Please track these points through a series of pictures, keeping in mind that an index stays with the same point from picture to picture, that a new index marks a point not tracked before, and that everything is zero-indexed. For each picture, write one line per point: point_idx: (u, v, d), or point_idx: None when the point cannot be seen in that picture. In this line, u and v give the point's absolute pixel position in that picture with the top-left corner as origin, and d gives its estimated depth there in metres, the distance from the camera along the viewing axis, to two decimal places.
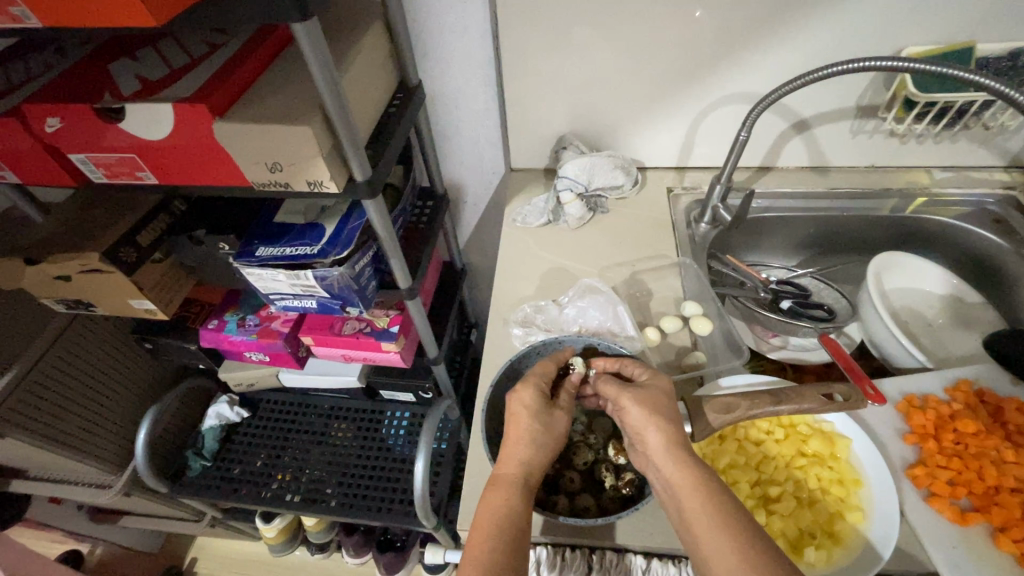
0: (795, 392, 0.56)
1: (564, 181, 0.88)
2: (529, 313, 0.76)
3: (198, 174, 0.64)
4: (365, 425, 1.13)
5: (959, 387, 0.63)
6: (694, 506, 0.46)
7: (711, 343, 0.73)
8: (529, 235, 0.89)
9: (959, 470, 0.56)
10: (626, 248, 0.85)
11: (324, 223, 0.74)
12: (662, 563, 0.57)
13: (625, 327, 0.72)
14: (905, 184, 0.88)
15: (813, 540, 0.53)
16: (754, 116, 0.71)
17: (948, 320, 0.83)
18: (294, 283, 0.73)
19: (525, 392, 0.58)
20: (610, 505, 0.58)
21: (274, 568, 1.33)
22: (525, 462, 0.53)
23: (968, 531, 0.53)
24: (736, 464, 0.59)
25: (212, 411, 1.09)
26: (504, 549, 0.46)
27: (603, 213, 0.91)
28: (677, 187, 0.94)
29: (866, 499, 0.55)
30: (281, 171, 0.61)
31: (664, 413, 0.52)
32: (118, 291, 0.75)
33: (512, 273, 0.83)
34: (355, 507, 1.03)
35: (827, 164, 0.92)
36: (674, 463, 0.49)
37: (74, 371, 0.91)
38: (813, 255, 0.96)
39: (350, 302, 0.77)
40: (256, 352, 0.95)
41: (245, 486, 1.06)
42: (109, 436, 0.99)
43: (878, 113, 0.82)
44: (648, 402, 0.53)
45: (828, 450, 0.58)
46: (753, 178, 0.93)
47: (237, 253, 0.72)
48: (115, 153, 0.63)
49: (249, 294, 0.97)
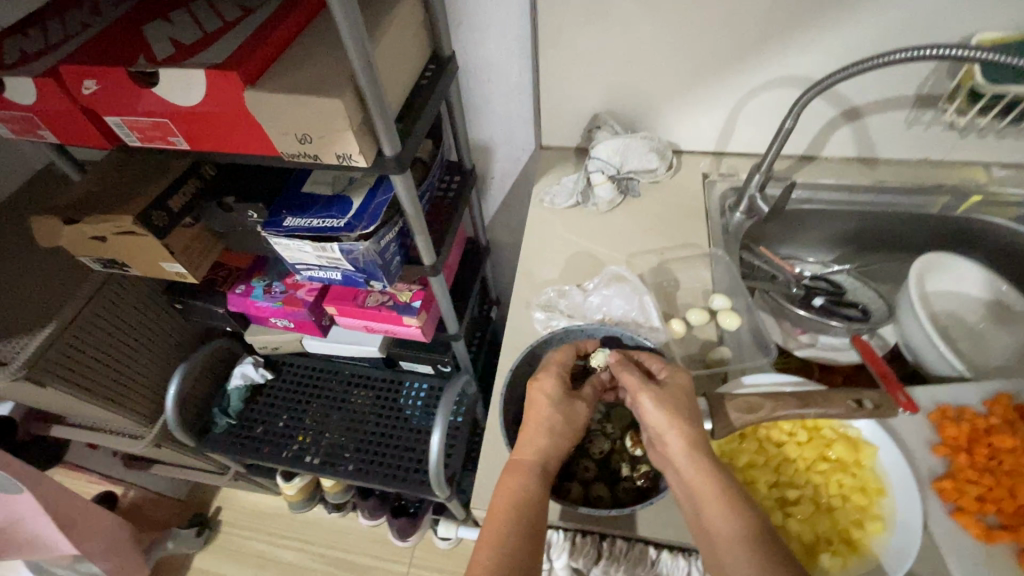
0: (823, 396, 0.55)
1: (597, 163, 0.86)
2: (553, 296, 0.75)
3: (229, 141, 0.64)
4: (384, 394, 1.15)
5: (998, 400, 0.60)
6: (713, 512, 0.46)
7: (737, 339, 0.71)
8: (557, 216, 0.87)
9: (990, 486, 0.54)
10: (656, 235, 0.82)
11: (351, 196, 0.74)
12: (672, 555, 0.57)
13: (650, 319, 0.71)
14: (960, 180, 0.83)
15: (829, 546, 0.53)
16: (803, 103, 0.68)
17: (990, 325, 0.79)
18: (320, 255, 0.73)
19: (545, 379, 0.57)
20: (624, 497, 0.58)
21: (293, 522, 1.39)
22: (541, 449, 0.53)
23: (993, 549, 0.52)
24: (755, 463, 0.58)
25: (237, 371, 1.13)
26: (519, 533, 0.47)
27: (634, 197, 0.89)
28: (713, 173, 0.91)
29: (888, 509, 0.54)
30: (310, 143, 0.61)
31: (687, 414, 0.52)
32: (151, 253, 0.77)
33: (537, 254, 0.82)
34: (372, 472, 1.07)
35: (875, 155, 0.87)
36: (698, 469, 0.48)
37: (110, 326, 0.95)
38: (851, 251, 0.92)
39: (374, 276, 0.77)
40: (281, 318, 0.97)
41: (268, 445, 1.10)
42: (142, 390, 1.04)
43: (938, 103, 0.77)
44: (669, 404, 0.52)
45: (852, 456, 0.57)
46: (793, 167, 0.89)
47: (266, 223, 0.73)
48: (148, 117, 0.63)
49: (276, 261, 0.98)
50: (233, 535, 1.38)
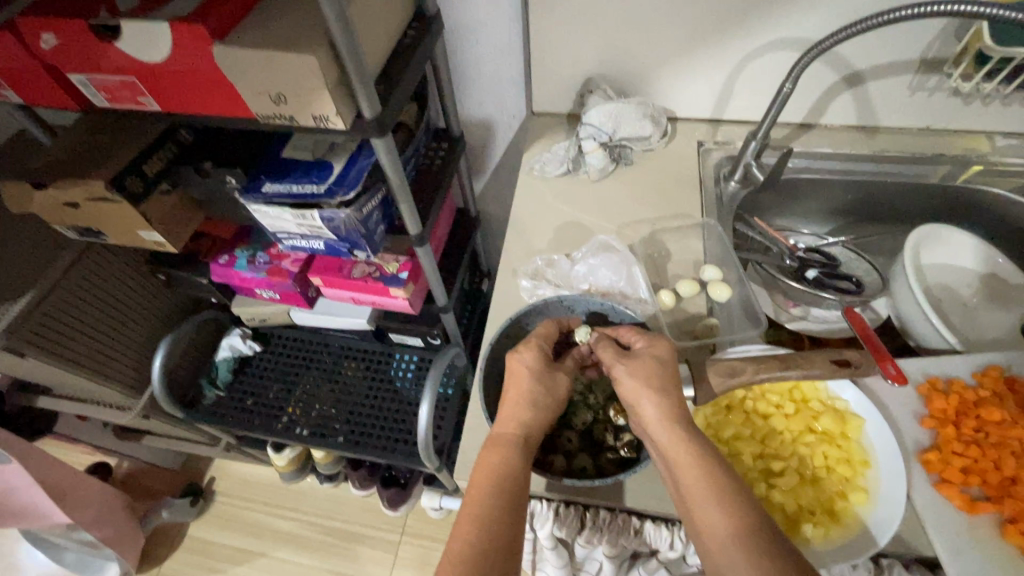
0: (804, 358, 0.54)
1: (588, 129, 0.82)
2: (540, 266, 0.74)
3: (200, 102, 0.61)
4: (374, 366, 1.14)
5: (989, 372, 0.60)
6: (691, 481, 0.45)
7: (727, 311, 0.70)
8: (547, 185, 0.84)
9: (975, 458, 0.54)
10: (648, 204, 0.80)
11: (332, 161, 0.71)
12: (655, 525, 0.58)
13: (637, 289, 0.70)
14: (961, 149, 0.81)
15: (812, 516, 0.52)
16: (802, 66, 0.65)
17: (984, 299, 0.78)
18: (300, 223, 0.71)
19: (525, 352, 0.56)
20: (608, 467, 0.58)
21: (286, 492, 1.40)
22: (523, 422, 0.52)
23: (976, 520, 0.52)
24: (741, 436, 0.58)
25: (225, 342, 1.12)
26: (499, 508, 0.47)
27: (626, 165, 0.86)
28: (709, 141, 0.88)
29: (873, 481, 0.54)
30: (285, 103, 0.58)
31: (660, 383, 0.51)
32: (126, 220, 0.74)
33: (526, 224, 0.80)
34: (362, 444, 1.06)
35: (877, 123, 0.84)
36: (673, 436, 0.48)
37: (91, 297, 0.93)
38: (848, 223, 0.90)
39: (358, 246, 0.75)
40: (267, 289, 0.95)
41: (257, 417, 1.10)
42: (128, 361, 1.02)
43: (944, 67, 0.74)
44: (642, 373, 0.52)
45: (839, 429, 0.56)
46: (792, 135, 0.86)
47: (244, 189, 0.71)
48: (114, 75, 0.60)
49: (260, 231, 0.95)
50: (226, 505, 1.39)
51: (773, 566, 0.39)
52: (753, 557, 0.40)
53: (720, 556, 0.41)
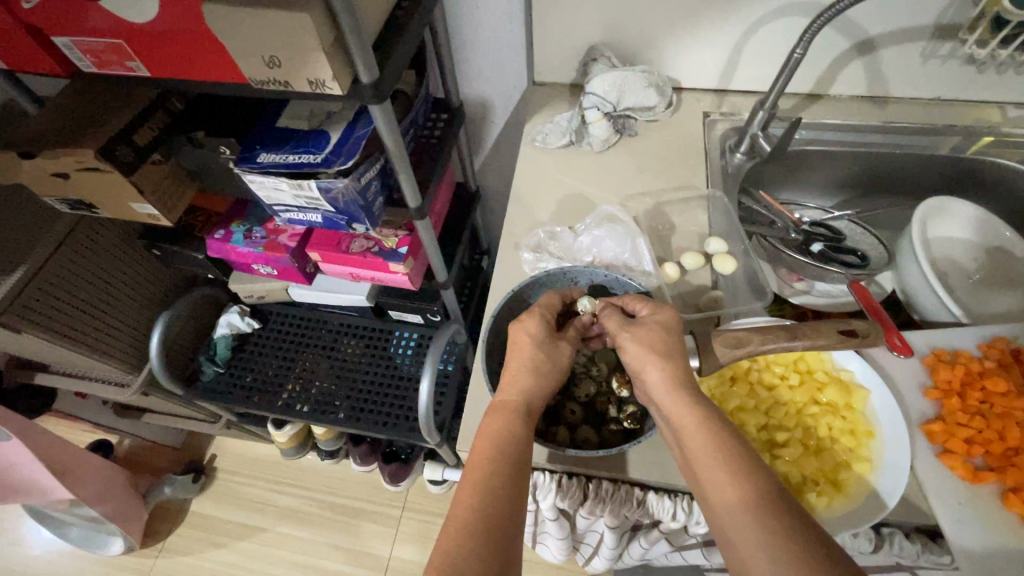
0: (812, 327, 0.53)
1: (592, 98, 0.80)
2: (542, 239, 0.72)
3: (190, 67, 0.59)
4: (374, 343, 1.13)
5: (994, 344, 0.59)
6: (696, 446, 0.45)
7: (732, 283, 0.69)
8: (549, 157, 0.83)
9: (979, 429, 0.54)
10: (652, 176, 0.79)
11: (328, 131, 0.69)
12: (658, 496, 0.58)
13: (642, 261, 0.69)
14: (972, 120, 0.80)
15: (815, 486, 0.52)
16: (814, 31, 0.63)
17: (991, 273, 0.77)
18: (297, 194, 0.69)
19: (528, 321, 0.56)
20: (611, 438, 0.58)
21: (287, 468, 1.41)
22: (525, 389, 0.52)
23: (977, 489, 0.52)
24: (746, 407, 0.57)
25: (223, 320, 1.10)
26: (501, 473, 0.46)
27: (630, 136, 0.84)
28: (714, 112, 0.86)
29: (877, 451, 0.53)
30: (279, 67, 0.56)
31: (664, 349, 0.51)
32: (118, 192, 0.72)
33: (527, 196, 0.78)
34: (362, 420, 1.06)
35: (886, 94, 0.83)
36: (678, 401, 0.48)
37: (84, 272, 0.91)
38: (854, 196, 0.89)
39: (356, 218, 0.74)
40: (264, 265, 0.94)
41: (257, 393, 1.09)
42: (125, 338, 1.01)
43: (958, 34, 0.72)
44: (647, 340, 0.51)
45: (844, 400, 0.56)
46: (799, 106, 0.84)
47: (238, 159, 0.69)
48: (100, 37, 0.57)
49: (256, 205, 0.94)
50: (228, 482, 1.40)
51: (779, 526, 0.40)
52: (760, 518, 0.40)
53: (727, 518, 0.42)
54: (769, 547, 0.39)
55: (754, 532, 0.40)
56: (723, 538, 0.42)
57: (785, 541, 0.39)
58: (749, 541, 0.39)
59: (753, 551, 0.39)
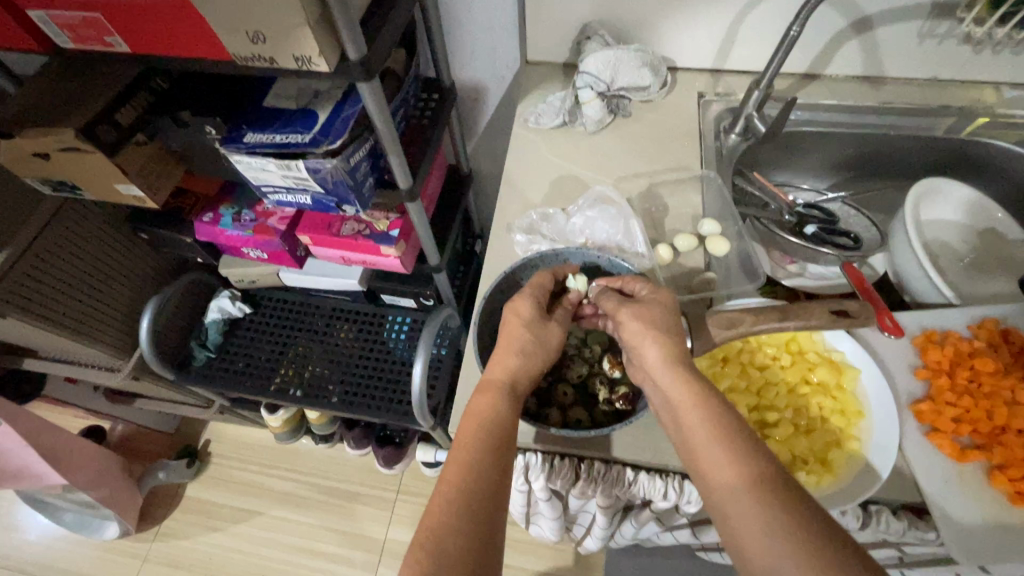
0: (804, 308, 0.53)
1: (585, 77, 0.78)
2: (535, 220, 0.72)
3: (172, 41, 0.57)
4: (366, 327, 1.13)
5: (984, 324, 0.60)
6: (694, 423, 0.46)
7: (725, 265, 0.69)
8: (541, 138, 0.81)
9: (967, 408, 0.54)
10: (646, 157, 0.78)
11: (316, 110, 0.67)
12: (650, 476, 0.58)
13: (635, 243, 0.68)
14: (968, 101, 0.79)
15: (805, 465, 0.53)
16: (812, 7, 0.62)
17: (982, 255, 0.77)
18: (285, 174, 0.68)
19: (520, 302, 0.56)
20: (603, 419, 0.58)
21: (282, 453, 1.41)
22: (510, 367, 0.53)
23: (964, 468, 0.53)
24: (737, 387, 0.57)
25: (213, 304, 1.09)
26: (487, 451, 0.47)
27: (625, 117, 0.83)
28: (710, 92, 0.84)
29: (865, 431, 0.54)
30: (264, 42, 0.54)
31: (663, 327, 0.52)
32: (102, 173, 0.71)
33: (519, 177, 0.77)
34: (356, 404, 1.06)
35: (883, 74, 0.82)
36: (676, 378, 0.49)
37: (70, 257, 0.89)
38: (849, 179, 0.88)
39: (346, 200, 0.72)
40: (254, 249, 0.93)
41: (249, 378, 1.09)
42: (115, 323, 1.00)
43: (956, 12, 0.71)
44: (647, 317, 0.53)
45: (835, 379, 0.56)
46: (795, 87, 0.83)
47: (224, 138, 0.67)
48: (77, 11, 0.55)
49: (244, 188, 0.92)
50: (223, 466, 1.40)
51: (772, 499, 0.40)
52: (753, 490, 0.41)
53: (723, 494, 0.42)
54: (764, 520, 0.39)
55: (748, 504, 0.40)
56: (715, 512, 0.42)
57: (778, 512, 0.39)
58: (742, 514, 0.40)
59: (748, 523, 0.40)
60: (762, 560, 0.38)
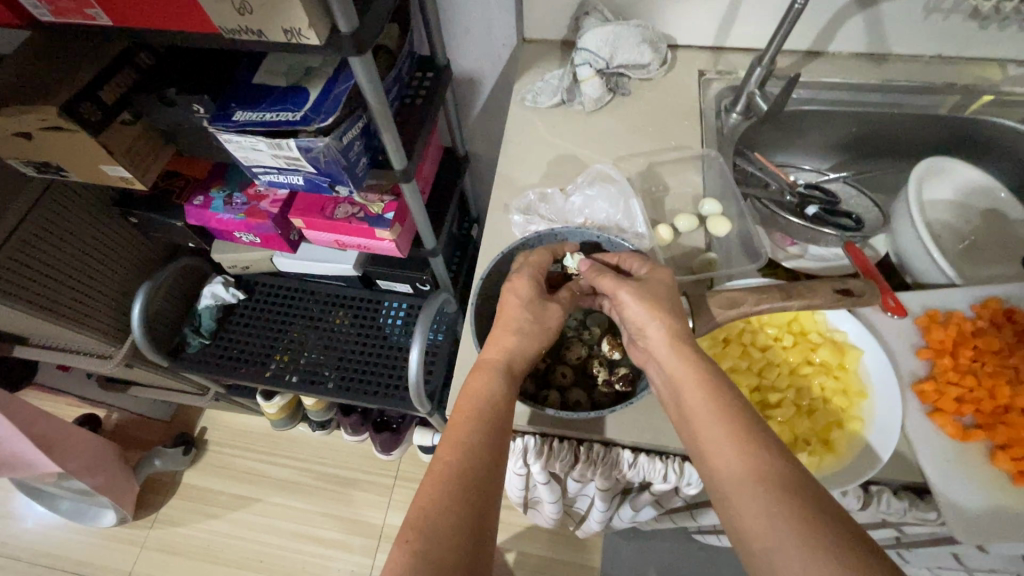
0: (808, 288, 0.52)
1: (583, 54, 0.76)
2: (533, 201, 0.70)
3: (155, 13, 0.55)
4: (362, 313, 1.11)
5: (988, 303, 0.59)
6: (696, 405, 0.45)
7: (724, 246, 0.68)
8: (539, 117, 0.80)
9: (970, 387, 0.54)
10: (646, 136, 0.76)
11: (308, 87, 0.65)
12: (649, 458, 0.58)
13: (635, 224, 0.67)
14: (972, 79, 0.78)
15: (807, 446, 0.53)
16: None
17: (983, 236, 0.77)
18: (276, 154, 0.66)
19: (515, 281, 0.55)
20: (603, 401, 0.58)
21: (278, 439, 1.41)
22: (507, 348, 0.52)
23: (965, 447, 0.52)
24: (738, 368, 0.57)
25: (207, 290, 1.08)
26: (480, 431, 0.46)
27: (624, 95, 0.81)
28: (710, 70, 0.83)
29: (868, 410, 0.53)
30: (251, 14, 0.52)
31: (663, 309, 0.51)
32: (86, 153, 0.68)
33: (517, 157, 0.75)
34: (352, 389, 1.06)
35: (886, 51, 0.80)
36: (679, 359, 0.48)
37: (57, 241, 0.87)
38: (851, 159, 0.87)
39: (339, 181, 0.71)
40: (246, 233, 0.91)
41: (244, 364, 1.08)
42: (105, 309, 0.98)
43: None
44: (650, 298, 0.51)
45: (837, 359, 0.56)
46: (797, 64, 0.82)
47: (212, 117, 0.65)
48: None
49: (235, 169, 0.90)
50: (219, 453, 1.39)
51: (776, 481, 0.40)
52: (755, 471, 0.40)
53: (729, 479, 0.41)
54: (766, 500, 0.39)
55: (749, 484, 0.40)
56: (716, 492, 0.42)
57: (782, 492, 0.39)
58: (744, 495, 0.40)
59: (750, 505, 0.39)
60: (764, 541, 0.38)
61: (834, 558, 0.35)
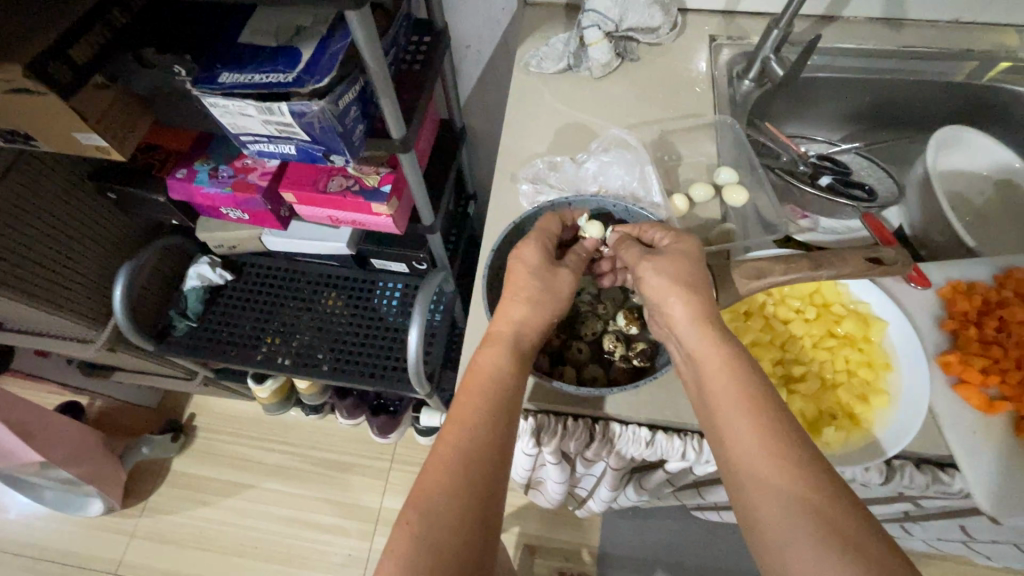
0: (836, 257, 0.50)
1: (592, 16, 0.73)
2: (542, 170, 0.67)
3: None
4: (356, 294, 1.07)
5: (1011, 275, 0.57)
6: (717, 386, 0.43)
7: (742, 216, 0.66)
8: (545, 84, 0.76)
9: (996, 358, 0.52)
10: (656, 103, 0.73)
11: (300, 47, 0.60)
12: (668, 436, 0.55)
13: (650, 192, 0.65)
14: (990, 44, 0.76)
15: (833, 420, 0.51)
16: None
17: (997, 206, 0.75)
18: (267, 120, 0.62)
19: (526, 248, 0.52)
20: (620, 376, 0.56)
21: (271, 424, 1.37)
22: (519, 320, 0.49)
23: (990, 419, 0.51)
24: (761, 341, 0.55)
25: (193, 271, 1.04)
26: (489, 411, 0.43)
27: (632, 61, 0.77)
28: (721, 36, 0.79)
29: (893, 383, 0.52)
30: None
31: (688, 281, 0.48)
32: (57, 119, 0.63)
33: (521, 125, 0.72)
34: (347, 372, 1.02)
35: (903, 15, 0.78)
36: (704, 337, 0.45)
37: (29, 217, 0.82)
38: (862, 129, 0.85)
39: (335, 149, 0.66)
40: (234, 209, 0.86)
41: (233, 347, 1.03)
42: (86, 291, 0.93)
43: None
44: (672, 272, 0.49)
45: (861, 332, 0.54)
46: (811, 30, 0.79)
47: (197, 79, 0.60)
48: None
49: (222, 142, 0.85)
50: (210, 440, 1.36)
51: (796, 471, 0.38)
52: (774, 456, 0.39)
53: (745, 467, 0.39)
54: (780, 491, 0.37)
55: (767, 473, 0.38)
56: (732, 479, 0.40)
57: (802, 484, 0.37)
58: (762, 483, 0.38)
59: (764, 496, 0.38)
60: (776, 534, 0.36)
61: (849, 555, 0.34)
